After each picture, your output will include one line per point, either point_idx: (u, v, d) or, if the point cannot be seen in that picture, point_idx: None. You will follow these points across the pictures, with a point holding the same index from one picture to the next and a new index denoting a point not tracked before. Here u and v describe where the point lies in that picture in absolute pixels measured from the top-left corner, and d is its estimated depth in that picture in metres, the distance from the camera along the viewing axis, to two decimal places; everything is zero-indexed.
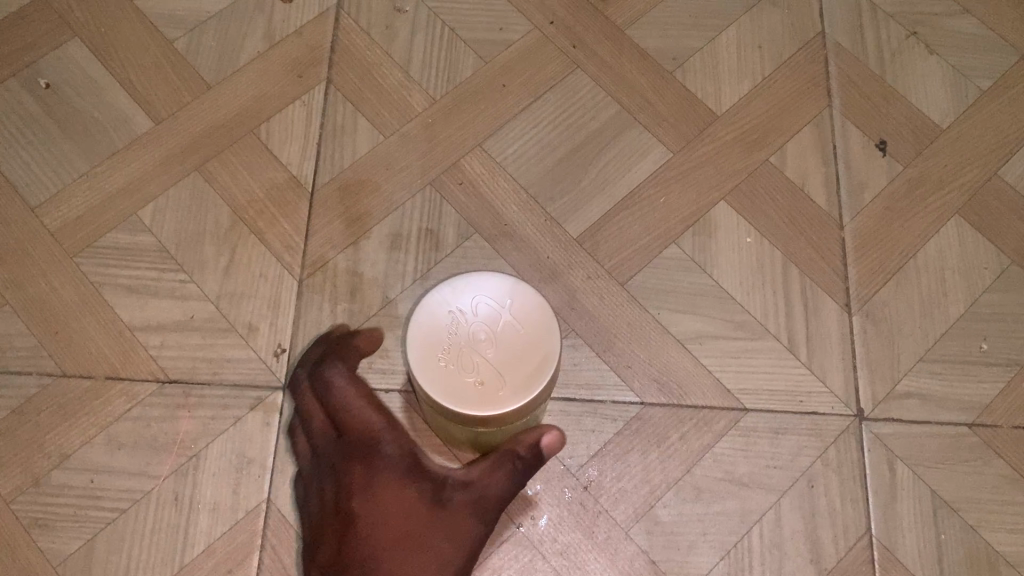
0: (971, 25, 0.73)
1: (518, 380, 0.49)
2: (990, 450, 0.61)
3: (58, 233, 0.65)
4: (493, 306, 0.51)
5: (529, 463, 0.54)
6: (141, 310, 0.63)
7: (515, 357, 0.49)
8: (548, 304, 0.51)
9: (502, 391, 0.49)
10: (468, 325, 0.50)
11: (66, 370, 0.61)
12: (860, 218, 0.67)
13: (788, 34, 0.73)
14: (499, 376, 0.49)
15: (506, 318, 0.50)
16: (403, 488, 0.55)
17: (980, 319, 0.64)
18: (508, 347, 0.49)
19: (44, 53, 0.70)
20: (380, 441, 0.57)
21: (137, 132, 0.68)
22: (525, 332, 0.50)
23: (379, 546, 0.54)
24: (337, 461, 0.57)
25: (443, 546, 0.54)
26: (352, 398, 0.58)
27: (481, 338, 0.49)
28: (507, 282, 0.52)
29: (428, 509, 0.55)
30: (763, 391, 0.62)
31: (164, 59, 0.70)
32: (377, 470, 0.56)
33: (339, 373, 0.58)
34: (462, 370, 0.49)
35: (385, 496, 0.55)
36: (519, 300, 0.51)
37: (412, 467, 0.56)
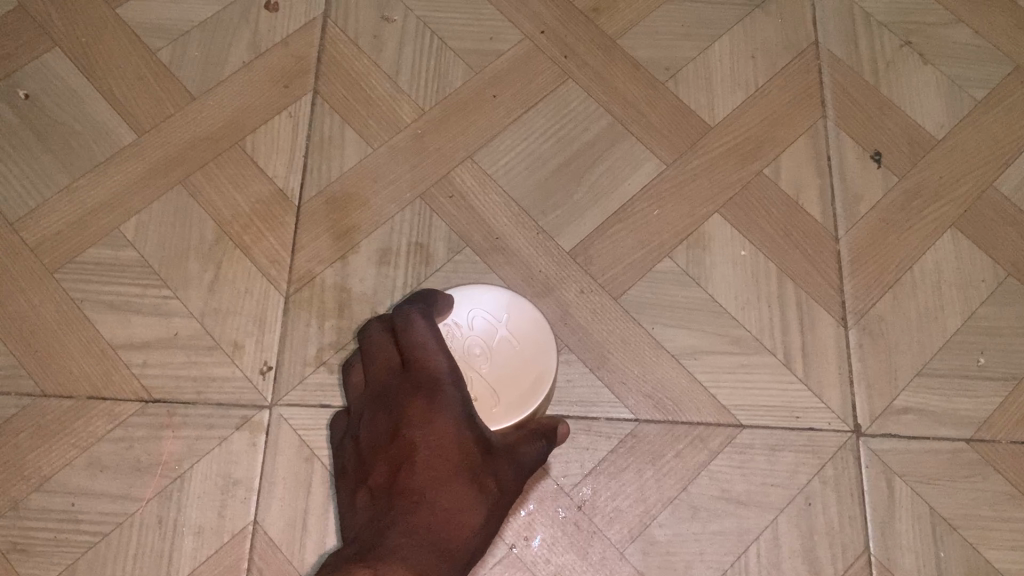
0: (965, 35, 0.73)
1: (509, 397, 0.56)
2: (989, 466, 0.60)
3: (38, 248, 0.63)
4: (490, 323, 0.58)
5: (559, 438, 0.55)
6: (123, 327, 0.61)
7: (508, 374, 0.57)
8: (546, 321, 0.59)
9: (493, 408, 0.56)
10: (465, 341, 0.58)
11: (46, 390, 0.59)
12: (856, 230, 0.66)
13: (781, 44, 0.72)
14: (493, 394, 0.56)
15: (500, 334, 0.58)
16: (459, 431, 0.51)
17: (977, 333, 0.64)
18: (501, 364, 0.57)
19: (23, 64, 0.68)
20: (443, 384, 0.53)
21: (119, 144, 0.66)
22: (518, 349, 0.58)
23: (439, 477, 0.50)
24: (395, 396, 0.53)
25: (490, 488, 0.51)
26: (426, 338, 0.54)
27: (477, 355, 0.57)
28: (504, 298, 0.59)
29: (483, 458, 0.52)
30: (759, 407, 0.61)
31: (147, 70, 0.68)
32: (440, 406, 0.52)
33: (415, 314, 0.55)
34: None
35: (444, 431, 0.51)
36: (514, 319, 0.59)
37: (471, 414, 0.52)
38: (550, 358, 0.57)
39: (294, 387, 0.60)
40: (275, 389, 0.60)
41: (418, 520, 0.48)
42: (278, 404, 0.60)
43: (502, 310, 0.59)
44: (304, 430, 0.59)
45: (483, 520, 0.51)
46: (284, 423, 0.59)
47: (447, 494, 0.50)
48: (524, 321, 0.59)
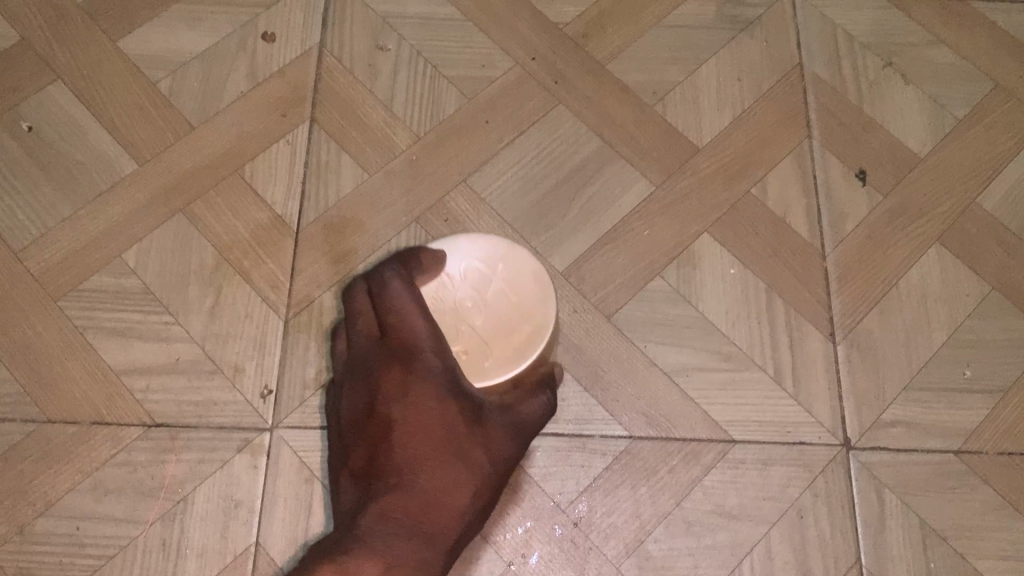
0: (946, 55, 0.74)
1: (504, 348, 0.54)
2: (978, 477, 0.61)
3: (41, 277, 0.64)
4: (482, 273, 0.56)
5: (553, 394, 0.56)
6: (126, 353, 0.63)
7: (503, 325, 0.54)
8: (546, 270, 0.56)
9: (486, 361, 0.54)
10: (458, 293, 0.55)
11: (51, 416, 0.61)
12: (842, 247, 0.68)
13: (767, 67, 0.73)
14: (484, 346, 0.54)
15: (498, 284, 0.55)
16: (441, 401, 0.51)
17: (963, 346, 0.65)
18: (496, 315, 0.54)
19: (26, 96, 0.70)
20: (422, 348, 0.52)
21: (121, 173, 0.68)
22: (515, 299, 0.55)
23: (420, 455, 0.51)
24: (375, 362, 0.54)
25: (480, 459, 0.52)
26: (403, 300, 0.53)
27: (470, 306, 0.55)
28: (500, 247, 0.57)
29: (471, 426, 0.52)
30: (750, 422, 0.63)
31: (147, 100, 0.70)
32: (420, 373, 0.52)
33: (392, 276, 0.54)
34: (451, 335, 0.55)
35: (424, 403, 0.51)
36: (510, 269, 0.56)
37: (455, 377, 0.52)
38: (549, 309, 0.55)
39: (294, 410, 0.61)
40: (275, 412, 0.61)
41: (396, 503, 0.49)
42: (278, 426, 0.61)
43: (498, 259, 0.56)
44: (304, 452, 0.60)
45: (472, 495, 0.52)
46: (284, 445, 0.60)
47: (428, 473, 0.51)
48: (522, 270, 0.56)
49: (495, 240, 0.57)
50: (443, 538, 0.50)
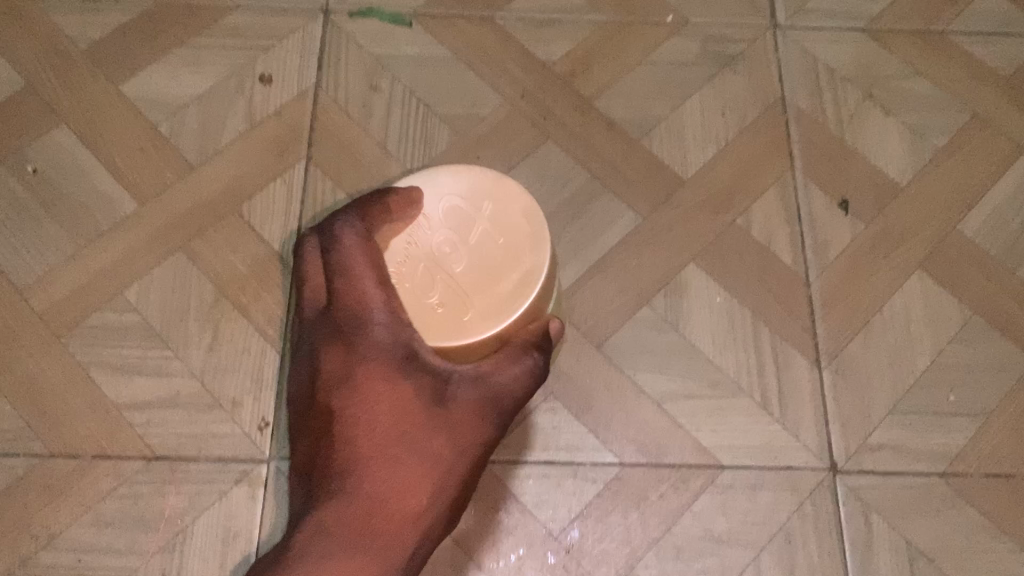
0: (925, 86, 0.76)
1: (487, 300, 0.52)
2: (963, 499, 0.62)
3: (45, 315, 0.66)
4: (464, 222, 0.54)
5: (540, 358, 0.54)
6: (127, 389, 0.64)
7: (488, 269, 0.53)
8: (534, 213, 0.55)
9: (466, 317, 0.52)
10: (437, 235, 0.54)
11: (54, 451, 0.62)
12: (825, 274, 0.69)
13: (750, 100, 0.75)
14: (463, 299, 0.52)
15: (483, 223, 0.54)
16: (393, 383, 0.52)
17: (947, 370, 0.66)
18: (480, 259, 0.53)
19: (31, 139, 0.72)
20: (371, 322, 0.52)
21: (122, 213, 0.70)
22: (503, 241, 0.53)
23: (369, 446, 0.52)
24: (324, 339, 0.54)
25: (442, 445, 0.52)
26: (353, 261, 0.52)
27: (448, 253, 0.53)
28: (484, 184, 0.55)
29: (429, 407, 0.52)
30: (739, 448, 0.64)
31: (148, 142, 0.72)
32: (367, 355, 0.52)
33: (349, 232, 0.53)
34: (428, 287, 0.53)
35: (372, 389, 0.52)
36: (495, 208, 0.54)
37: (405, 356, 0.52)
38: (544, 249, 0.54)
39: None
40: (273, 444, 0.63)
41: (340, 506, 0.51)
42: (276, 458, 0.62)
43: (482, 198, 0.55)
44: None
45: (432, 486, 0.52)
46: (282, 477, 0.62)
47: (378, 466, 0.51)
48: (509, 208, 0.54)
49: (478, 176, 0.55)
50: (398, 545, 0.51)
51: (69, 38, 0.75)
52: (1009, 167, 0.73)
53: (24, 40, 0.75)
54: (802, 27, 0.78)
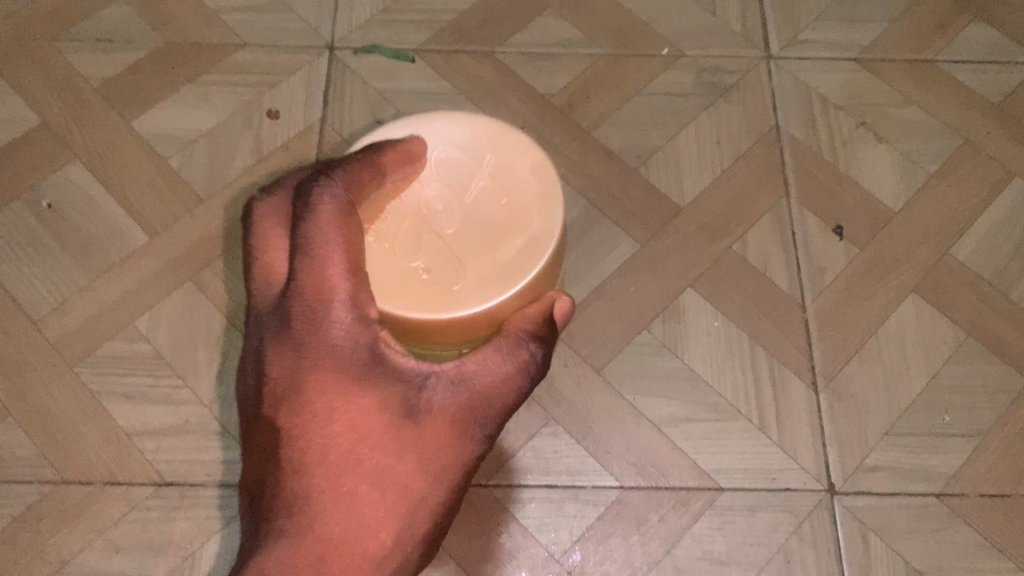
0: (916, 114, 0.78)
1: (482, 266, 0.50)
2: (959, 518, 0.63)
3: (58, 345, 0.68)
4: (465, 184, 0.52)
5: (546, 348, 0.50)
6: (138, 416, 0.66)
7: (485, 233, 0.51)
8: (545, 179, 0.52)
9: (456, 282, 0.50)
10: (433, 188, 0.52)
11: (67, 477, 0.64)
12: (821, 298, 0.70)
13: (745, 129, 0.77)
14: (455, 267, 0.50)
15: (486, 178, 0.52)
16: (352, 398, 0.46)
17: (942, 391, 0.67)
18: (478, 218, 0.51)
19: (46, 175, 0.74)
20: (332, 320, 0.46)
21: (134, 245, 0.72)
22: (507, 200, 0.51)
23: (326, 474, 0.46)
24: (276, 330, 0.47)
25: (414, 467, 0.47)
26: (321, 244, 0.45)
27: (443, 211, 0.51)
28: (489, 140, 0.53)
29: (396, 421, 0.46)
30: (738, 470, 0.65)
31: (159, 176, 0.74)
32: (325, 358, 0.46)
33: (324, 198, 0.46)
34: (414, 250, 0.50)
35: (326, 403, 0.46)
36: (498, 164, 0.52)
37: (369, 360, 0.46)
38: (553, 212, 0.52)
39: None
40: None
41: (291, 542, 0.45)
42: None
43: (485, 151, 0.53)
44: None
45: (402, 512, 0.47)
46: None
47: (335, 495, 0.46)
48: (516, 163, 0.53)
49: (484, 131, 0.53)
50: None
51: (82, 76, 0.78)
52: (1000, 192, 0.74)
53: (38, 79, 0.77)
54: (794, 58, 0.80)
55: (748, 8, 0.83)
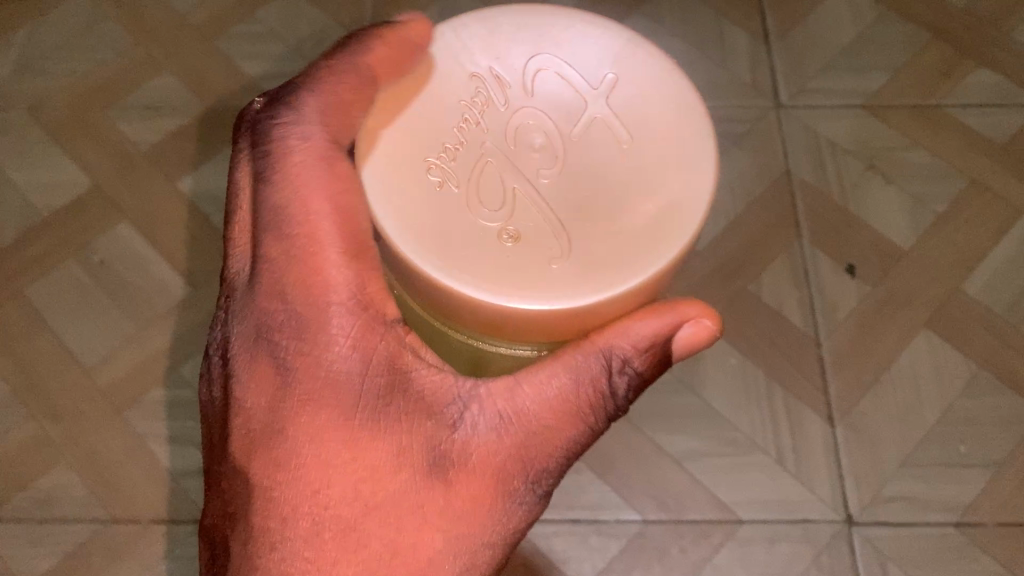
0: (923, 156, 0.81)
1: (591, 236, 0.38)
2: (976, 547, 0.65)
3: (108, 393, 0.73)
4: (590, 124, 0.40)
5: (639, 381, 0.44)
6: (183, 458, 0.70)
7: (595, 192, 0.39)
8: (703, 140, 0.41)
9: (551, 260, 0.38)
10: (534, 121, 0.40)
11: (116, 516, 0.68)
12: (835, 335, 0.73)
13: (756, 173, 0.80)
14: (554, 233, 0.38)
15: (615, 118, 0.41)
16: (361, 444, 0.43)
17: (956, 423, 0.69)
18: (594, 174, 0.39)
19: (98, 235, 0.79)
20: (329, 338, 0.43)
21: (177, 297, 0.76)
22: (643, 153, 0.40)
23: (324, 531, 0.42)
24: (258, 337, 0.45)
25: (437, 525, 0.43)
26: (302, 211, 0.43)
27: (543, 159, 0.40)
28: (635, 80, 0.42)
29: (417, 467, 0.43)
30: (756, 502, 0.67)
31: (200, 232, 0.79)
32: (328, 382, 0.43)
33: (287, 119, 0.46)
34: (498, 206, 0.39)
35: (327, 444, 0.42)
36: (636, 111, 0.41)
37: (380, 394, 0.43)
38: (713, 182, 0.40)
39: None
40: None
41: None
42: None
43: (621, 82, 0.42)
44: None
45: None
46: None
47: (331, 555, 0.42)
48: (661, 100, 0.41)
49: (629, 68, 0.42)
50: None
51: (130, 142, 0.83)
52: (1007, 230, 0.77)
53: (90, 146, 0.83)
54: (803, 106, 0.83)
55: (757, 59, 0.86)
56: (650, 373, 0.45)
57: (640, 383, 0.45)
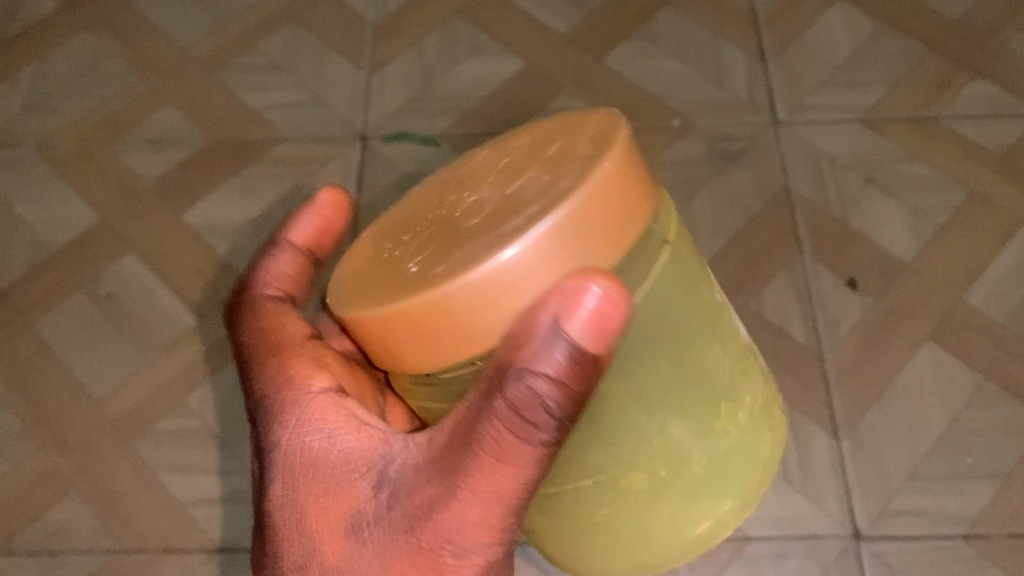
0: (923, 169, 0.81)
1: (481, 239, 0.37)
2: (987, 560, 0.65)
3: (117, 424, 0.73)
4: (518, 167, 0.40)
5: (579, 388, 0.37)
6: (190, 488, 0.71)
7: (498, 213, 0.38)
8: (618, 136, 0.38)
9: (435, 268, 0.37)
10: (472, 188, 0.41)
11: (125, 546, 0.69)
12: (839, 349, 0.73)
13: (755, 191, 0.80)
14: (447, 251, 0.38)
15: (539, 163, 0.39)
16: (287, 508, 0.44)
17: (962, 435, 0.69)
18: (510, 197, 0.38)
19: (105, 267, 0.80)
20: (260, 417, 0.47)
21: (183, 327, 0.77)
22: (559, 166, 0.38)
23: None
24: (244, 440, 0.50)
25: None
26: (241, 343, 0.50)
27: (466, 207, 0.40)
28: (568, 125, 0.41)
29: (332, 530, 0.43)
30: (763, 518, 0.67)
31: (206, 262, 0.79)
32: (264, 460, 0.46)
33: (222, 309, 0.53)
34: (415, 254, 0.39)
35: (271, 512, 0.45)
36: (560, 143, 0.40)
37: (297, 459, 0.45)
38: (589, 175, 0.36)
39: None
40: None
41: None
42: None
43: (558, 136, 0.41)
44: None
45: None
46: None
47: None
48: (586, 134, 0.39)
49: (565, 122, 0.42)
50: None
51: (136, 175, 0.84)
52: (1009, 239, 0.77)
53: (98, 181, 0.84)
54: (802, 122, 0.84)
55: (754, 77, 0.87)
56: (563, 381, 0.37)
57: (558, 400, 0.37)
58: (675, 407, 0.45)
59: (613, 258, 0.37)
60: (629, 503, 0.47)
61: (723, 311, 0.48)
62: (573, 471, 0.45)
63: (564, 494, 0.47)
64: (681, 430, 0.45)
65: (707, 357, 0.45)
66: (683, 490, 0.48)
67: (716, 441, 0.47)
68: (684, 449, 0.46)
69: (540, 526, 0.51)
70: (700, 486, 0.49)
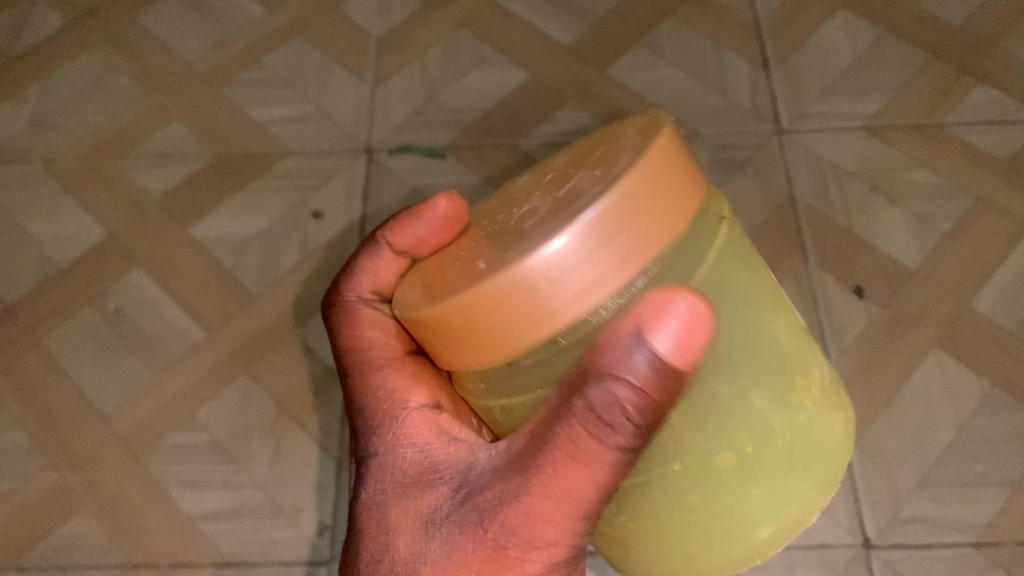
0: (927, 176, 0.81)
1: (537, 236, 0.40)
2: (997, 567, 0.65)
3: (125, 439, 0.74)
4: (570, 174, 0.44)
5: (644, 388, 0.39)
6: (199, 502, 0.71)
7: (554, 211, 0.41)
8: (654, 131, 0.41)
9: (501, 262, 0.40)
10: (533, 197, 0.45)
11: (135, 561, 0.69)
12: (845, 358, 0.73)
13: (760, 200, 0.81)
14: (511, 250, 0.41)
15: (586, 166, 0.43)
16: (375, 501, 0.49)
17: (971, 443, 0.69)
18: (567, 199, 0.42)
19: (113, 282, 0.80)
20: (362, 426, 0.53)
21: (191, 342, 0.77)
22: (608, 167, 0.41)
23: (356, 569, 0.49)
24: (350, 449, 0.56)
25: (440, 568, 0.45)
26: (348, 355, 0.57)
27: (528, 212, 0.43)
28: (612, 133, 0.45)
29: (413, 518, 0.47)
30: None
31: (213, 276, 0.80)
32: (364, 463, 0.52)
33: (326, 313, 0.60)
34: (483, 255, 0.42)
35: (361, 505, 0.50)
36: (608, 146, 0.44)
37: (394, 463, 0.50)
38: (640, 159, 0.39)
39: None
40: (332, 546, 0.69)
41: None
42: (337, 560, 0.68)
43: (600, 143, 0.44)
44: None
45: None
46: None
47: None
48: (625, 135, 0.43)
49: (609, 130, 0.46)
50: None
51: (143, 190, 0.85)
52: (1015, 246, 0.77)
53: (105, 196, 0.85)
54: (804, 131, 0.84)
55: (757, 86, 0.87)
56: (629, 380, 0.39)
57: (624, 402, 0.39)
58: (751, 374, 0.44)
59: (664, 243, 0.39)
60: (717, 482, 0.45)
61: (776, 291, 0.48)
62: (660, 451, 0.44)
63: (655, 485, 0.45)
64: (757, 403, 0.44)
65: (765, 324, 0.45)
66: (768, 469, 0.46)
67: (795, 413, 0.46)
68: (764, 420, 0.44)
69: (629, 527, 0.48)
70: (791, 460, 0.46)
